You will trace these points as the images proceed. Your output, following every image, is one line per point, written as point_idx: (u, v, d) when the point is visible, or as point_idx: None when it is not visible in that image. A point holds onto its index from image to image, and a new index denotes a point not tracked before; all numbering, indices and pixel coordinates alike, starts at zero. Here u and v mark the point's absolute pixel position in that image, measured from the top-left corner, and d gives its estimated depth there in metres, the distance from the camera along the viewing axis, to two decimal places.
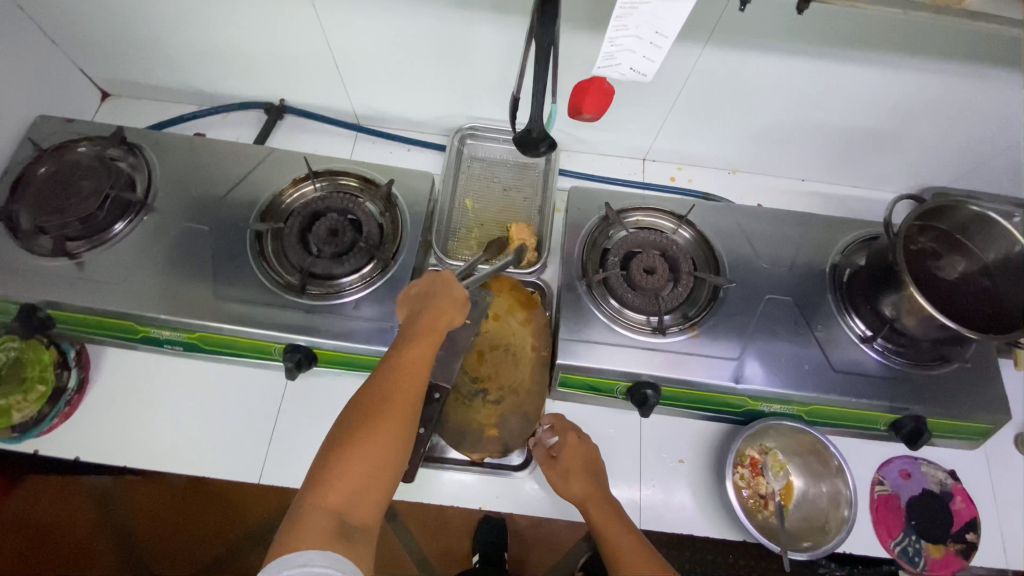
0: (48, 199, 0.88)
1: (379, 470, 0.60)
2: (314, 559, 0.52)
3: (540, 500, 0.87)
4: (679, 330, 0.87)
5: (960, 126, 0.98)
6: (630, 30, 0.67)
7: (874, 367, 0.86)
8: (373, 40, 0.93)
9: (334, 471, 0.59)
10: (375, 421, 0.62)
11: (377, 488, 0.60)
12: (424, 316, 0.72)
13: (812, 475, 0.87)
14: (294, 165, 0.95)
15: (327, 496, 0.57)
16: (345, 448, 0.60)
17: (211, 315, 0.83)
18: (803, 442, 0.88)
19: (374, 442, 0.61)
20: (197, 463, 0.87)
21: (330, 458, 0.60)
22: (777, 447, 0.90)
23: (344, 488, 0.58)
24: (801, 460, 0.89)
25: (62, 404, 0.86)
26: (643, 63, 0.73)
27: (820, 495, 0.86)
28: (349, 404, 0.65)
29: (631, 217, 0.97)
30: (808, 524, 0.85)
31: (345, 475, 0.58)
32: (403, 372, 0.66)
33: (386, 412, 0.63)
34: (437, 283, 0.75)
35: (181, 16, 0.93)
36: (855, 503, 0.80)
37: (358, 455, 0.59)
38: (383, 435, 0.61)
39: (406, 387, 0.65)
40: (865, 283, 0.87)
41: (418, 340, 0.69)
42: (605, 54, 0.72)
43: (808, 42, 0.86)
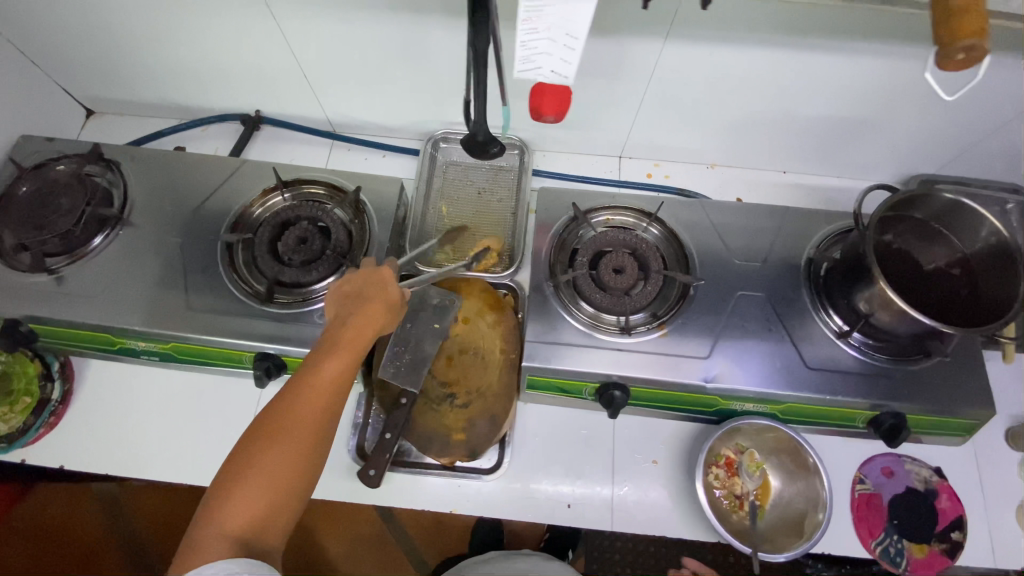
0: (28, 217, 0.91)
1: (286, 489, 0.62)
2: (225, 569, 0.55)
3: (511, 502, 0.86)
4: (647, 329, 0.86)
5: (941, 111, 0.94)
6: (542, 33, 0.58)
7: (851, 363, 0.84)
8: (337, 48, 0.94)
9: (238, 491, 0.61)
10: (285, 443, 0.63)
11: (283, 505, 0.62)
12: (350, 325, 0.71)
13: (787, 474, 0.86)
14: (264, 175, 0.97)
15: (232, 515, 0.60)
16: (250, 468, 0.61)
17: (182, 325, 0.85)
18: (777, 440, 0.86)
19: (282, 464, 0.62)
20: (176, 469, 0.89)
21: (235, 477, 0.61)
22: (753, 447, 0.88)
23: (250, 508, 0.60)
24: (776, 459, 0.87)
25: (46, 414, 0.89)
26: (562, 67, 0.62)
27: (795, 495, 0.84)
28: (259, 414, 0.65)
29: (600, 216, 0.95)
30: (783, 524, 0.83)
31: (250, 496, 0.60)
32: (317, 390, 0.66)
33: (295, 433, 0.64)
34: (371, 288, 0.76)
35: (151, 33, 0.95)
36: (830, 506, 0.78)
37: (266, 476, 0.61)
38: (292, 456, 0.63)
39: (319, 406, 0.66)
40: (840, 278, 0.85)
41: (337, 354, 0.69)
42: (519, 58, 0.61)
43: (772, 32, 0.84)
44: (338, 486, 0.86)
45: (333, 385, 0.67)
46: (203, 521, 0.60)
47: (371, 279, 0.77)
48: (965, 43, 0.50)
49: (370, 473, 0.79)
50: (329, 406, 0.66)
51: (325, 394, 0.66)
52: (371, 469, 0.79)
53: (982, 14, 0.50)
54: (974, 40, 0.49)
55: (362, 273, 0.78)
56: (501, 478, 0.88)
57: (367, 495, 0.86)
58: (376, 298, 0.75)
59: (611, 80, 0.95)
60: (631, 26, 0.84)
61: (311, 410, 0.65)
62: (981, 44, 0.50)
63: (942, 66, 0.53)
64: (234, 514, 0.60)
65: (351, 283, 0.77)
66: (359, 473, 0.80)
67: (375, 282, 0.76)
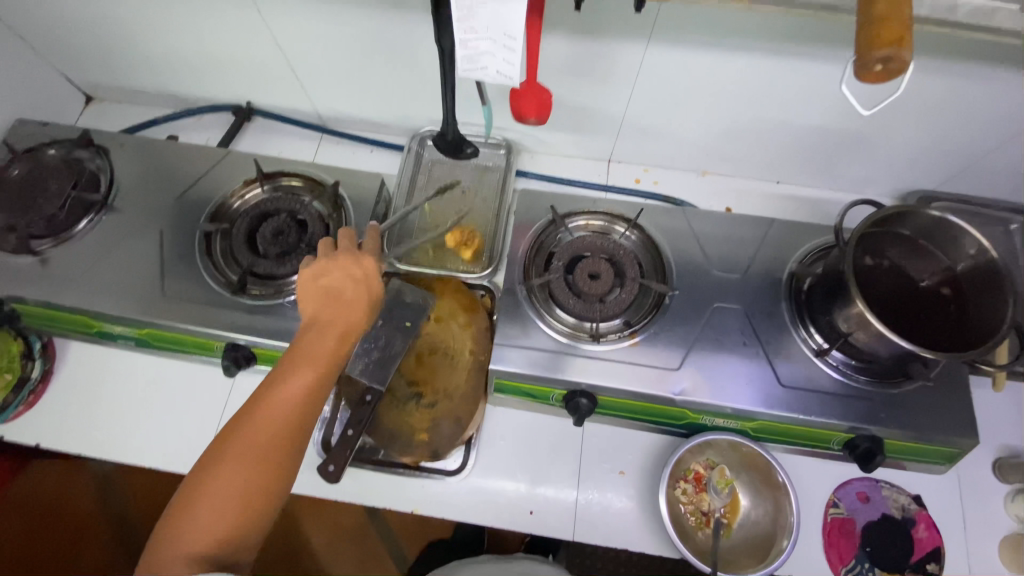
0: (17, 199, 0.93)
1: (254, 501, 0.63)
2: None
3: (472, 506, 0.85)
4: (618, 337, 0.84)
5: (939, 125, 0.91)
6: (480, 33, 0.58)
7: (828, 382, 0.81)
8: (323, 43, 0.95)
9: (205, 503, 0.61)
10: (253, 456, 0.63)
11: (261, 508, 0.64)
12: (327, 326, 0.71)
13: (757, 493, 0.84)
14: (247, 166, 0.97)
15: (199, 527, 0.61)
16: (217, 481, 0.62)
17: (157, 312, 0.86)
18: (748, 456, 0.84)
19: (251, 477, 0.63)
20: (146, 452, 0.90)
21: (202, 489, 0.62)
22: (724, 463, 0.86)
23: (216, 521, 0.61)
24: (747, 477, 0.85)
25: (26, 392, 0.91)
26: (507, 69, 0.61)
27: (763, 516, 0.82)
28: (228, 425, 0.66)
29: (578, 221, 0.94)
30: (749, 545, 0.81)
31: (217, 508, 0.61)
32: (288, 400, 0.66)
33: (263, 446, 0.64)
34: (349, 285, 0.75)
35: (143, 22, 0.97)
36: (795, 534, 0.75)
37: (233, 489, 0.62)
38: (260, 470, 0.63)
39: (288, 418, 0.66)
40: (821, 294, 0.82)
41: (308, 364, 0.68)
42: (461, 57, 0.61)
43: (756, 38, 0.81)
44: (302, 479, 0.87)
45: (303, 397, 0.67)
46: (178, 527, 0.61)
47: (349, 273, 0.75)
48: (881, 52, 0.47)
49: (329, 469, 0.78)
50: (299, 419, 0.66)
51: (294, 407, 0.66)
52: (331, 465, 0.79)
53: (902, 25, 0.47)
54: (890, 49, 0.46)
55: (340, 267, 0.76)
56: (464, 480, 0.87)
57: (330, 489, 0.87)
58: (352, 303, 0.74)
59: (595, 82, 0.93)
60: (613, 28, 0.83)
61: (280, 423, 0.65)
62: (898, 54, 0.47)
63: (860, 77, 0.50)
64: (201, 526, 0.61)
65: (330, 276, 0.75)
66: (319, 468, 0.79)
67: (353, 281, 0.75)
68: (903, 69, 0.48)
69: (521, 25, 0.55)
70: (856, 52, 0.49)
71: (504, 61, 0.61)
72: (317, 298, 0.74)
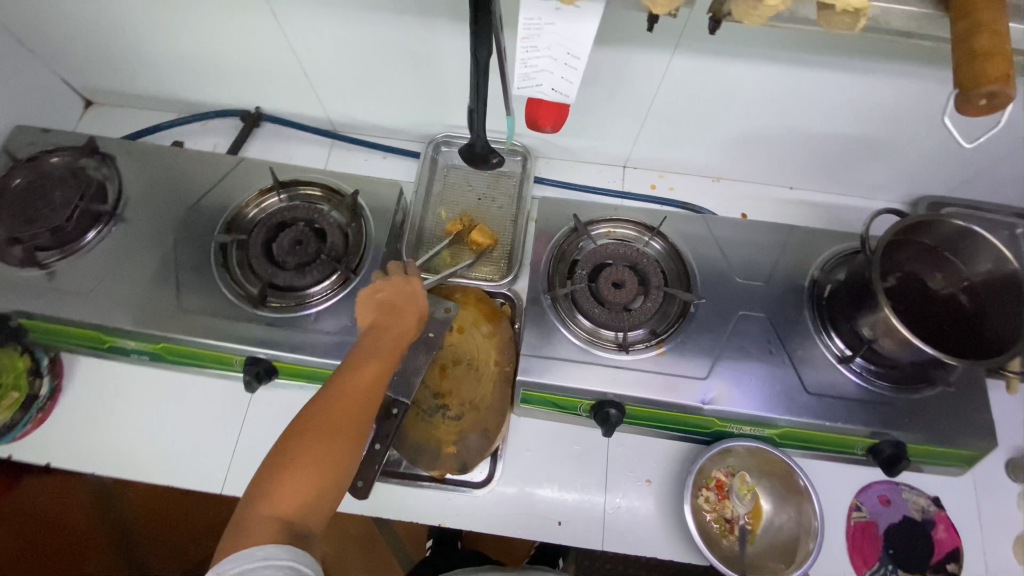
0: (19, 210, 0.89)
1: (326, 485, 0.62)
2: (273, 553, 0.55)
3: (500, 517, 0.85)
4: (646, 347, 0.84)
5: (954, 134, 0.92)
6: (542, 51, 0.57)
7: (850, 388, 0.82)
8: (339, 49, 0.93)
9: (281, 485, 0.60)
10: (327, 440, 0.63)
11: (328, 498, 0.62)
12: (387, 332, 0.74)
13: (778, 499, 0.84)
14: (262, 174, 0.95)
15: (274, 509, 0.59)
16: (293, 460, 0.61)
17: (174, 327, 0.83)
18: (771, 461, 0.85)
19: (325, 460, 0.62)
20: (161, 470, 0.88)
21: (278, 470, 0.61)
22: (745, 469, 0.86)
23: (291, 502, 0.60)
24: (767, 480, 0.86)
25: (34, 410, 0.88)
26: (565, 86, 0.60)
27: (786, 523, 0.82)
28: (298, 415, 0.66)
29: (601, 228, 0.94)
30: (771, 551, 0.81)
31: (293, 489, 0.60)
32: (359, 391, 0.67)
33: (335, 430, 0.64)
34: (405, 295, 0.78)
35: (151, 27, 0.94)
36: (821, 536, 0.78)
37: (312, 466, 0.61)
38: (334, 453, 0.63)
39: (358, 409, 0.66)
40: (844, 301, 0.83)
41: (375, 360, 0.70)
42: (519, 74, 0.60)
43: (780, 48, 0.82)
44: None
45: (372, 389, 0.68)
46: (249, 515, 0.59)
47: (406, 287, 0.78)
48: (988, 88, 0.47)
49: (357, 484, 0.77)
50: (368, 410, 0.67)
51: (363, 397, 0.67)
52: (359, 480, 0.77)
53: (1006, 60, 0.47)
54: (998, 86, 0.46)
55: (393, 282, 0.78)
56: (490, 492, 0.86)
57: (354, 505, 0.85)
58: (408, 310, 0.76)
59: (616, 90, 0.93)
60: (638, 37, 0.82)
61: (351, 410, 0.66)
62: (1004, 91, 0.47)
63: (962, 111, 0.50)
64: (276, 507, 0.59)
65: (386, 290, 0.78)
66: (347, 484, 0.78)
67: (409, 293, 0.78)
68: (1006, 104, 0.48)
69: (588, 46, 0.54)
70: (957, 85, 0.49)
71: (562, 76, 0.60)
72: (376, 310, 0.77)
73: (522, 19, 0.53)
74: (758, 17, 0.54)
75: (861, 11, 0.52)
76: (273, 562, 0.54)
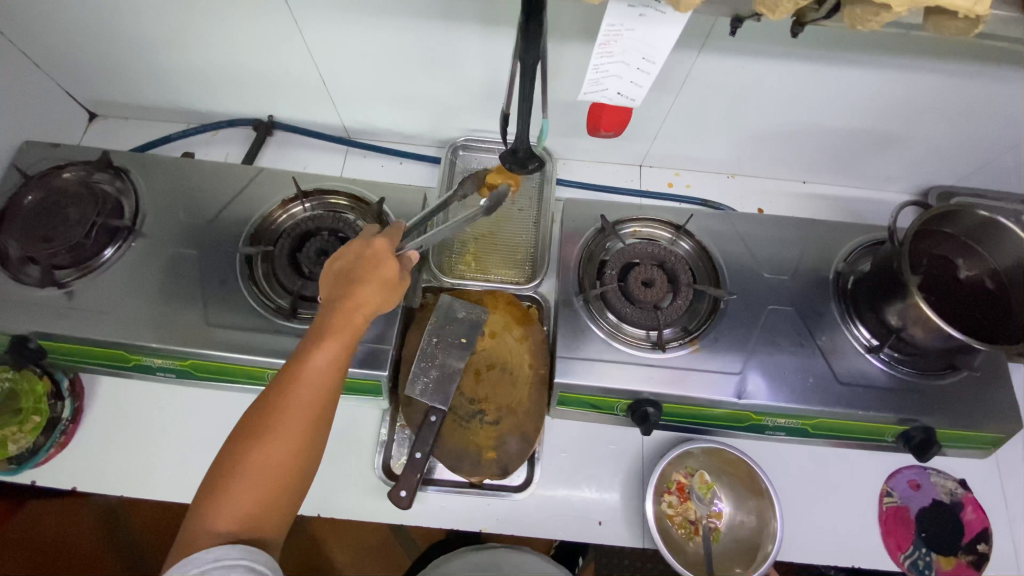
0: (35, 228, 0.87)
1: (284, 477, 0.60)
2: (226, 554, 0.54)
3: (541, 520, 0.85)
4: (679, 345, 0.85)
5: (967, 126, 0.95)
6: (616, 56, 0.62)
7: (880, 377, 0.84)
8: (361, 56, 0.92)
9: (235, 481, 0.58)
10: (279, 430, 0.60)
11: (284, 494, 0.60)
12: (339, 309, 0.67)
13: (738, 496, 0.86)
14: (283, 185, 0.94)
15: (230, 505, 0.58)
16: (241, 458, 0.59)
17: (202, 343, 0.82)
18: (725, 459, 0.87)
19: (278, 452, 0.59)
20: (189, 489, 0.86)
21: (228, 468, 0.59)
22: (702, 467, 0.88)
23: (247, 498, 0.58)
24: (725, 478, 0.87)
25: (57, 433, 0.85)
26: (632, 89, 0.67)
27: (747, 520, 0.84)
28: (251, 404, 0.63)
29: (627, 228, 0.95)
30: (738, 548, 0.83)
31: (249, 485, 0.58)
32: (308, 382, 0.62)
33: (286, 418, 0.61)
34: (360, 268, 0.70)
35: (166, 36, 0.92)
36: (780, 537, 0.78)
37: (257, 465, 0.59)
38: (288, 444, 0.60)
39: (311, 395, 0.62)
40: (868, 291, 0.85)
41: (330, 338, 0.64)
42: (589, 80, 0.66)
43: (805, 46, 0.83)
44: (363, 506, 0.84)
45: (325, 373, 0.63)
46: (201, 513, 0.58)
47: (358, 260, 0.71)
48: None
49: (400, 495, 0.76)
50: (321, 395, 0.63)
51: (315, 382, 0.62)
52: (403, 490, 0.76)
53: None
54: None
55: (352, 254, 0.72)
56: (530, 495, 0.86)
57: (394, 515, 0.84)
58: (367, 279, 0.68)
59: None
60: None
61: (301, 397, 0.61)
62: None
63: None
64: (232, 504, 0.58)
65: (343, 263, 0.71)
66: (390, 495, 0.76)
67: (367, 261, 0.70)
68: None
69: (663, 50, 0.60)
70: None
71: (631, 82, 0.66)
72: (333, 282, 0.70)
73: (605, 25, 0.59)
74: (874, 23, 0.57)
75: (980, 18, 0.55)
76: (227, 562, 0.54)
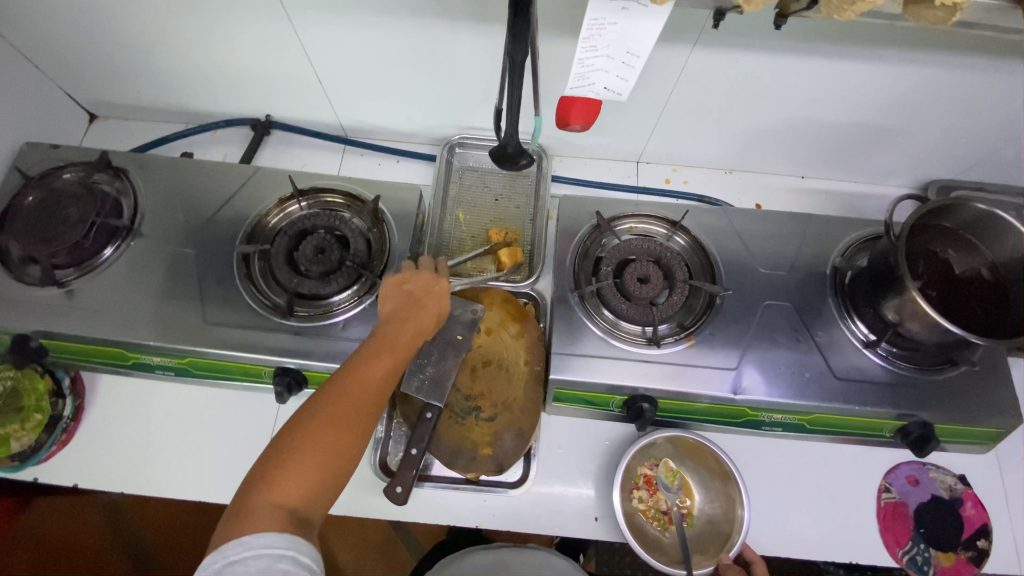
0: (35, 228, 0.88)
1: (333, 471, 0.61)
2: (274, 542, 0.54)
3: (536, 516, 0.85)
4: (675, 340, 0.85)
5: (966, 119, 0.94)
6: (601, 51, 0.64)
7: (878, 373, 0.84)
8: (355, 55, 0.93)
9: (291, 468, 0.59)
10: (339, 427, 0.62)
11: (331, 488, 0.61)
12: (405, 325, 0.71)
13: (704, 476, 0.86)
14: (280, 184, 0.95)
15: (284, 491, 0.58)
16: (300, 446, 0.60)
17: (200, 340, 0.82)
18: (685, 444, 0.87)
19: (337, 446, 0.61)
20: (186, 485, 0.86)
21: (283, 455, 0.59)
22: (666, 456, 0.88)
23: (300, 486, 0.58)
24: (688, 462, 0.87)
25: (59, 431, 0.86)
26: (617, 83, 0.69)
27: (716, 500, 0.84)
28: (307, 399, 0.63)
29: (623, 224, 0.95)
30: (713, 529, 0.83)
31: (306, 474, 0.59)
32: (372, 384, 0.65)
33: (345, 418, 0.62)
34: (427, 290, 0.75)
35: (162, 37, 0.92)
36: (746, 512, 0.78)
37: (315, 454, 0.60)
38: (347, 441, 0.62)
39: (371, 398, 0.65)
40: (865, 286, 0.84)
41: (393, 349, 0.68)
42: (575, 75, 0.68)
43: (799, 40, 0.82)
44: (358, 502, 0.84)
45: (385, 381, 0.66)
46: (251, 496, 0.57)
47: (426, 282, 0.76)
48: None
49: (396, 490, 0.76)
50: (378, 398, 0.66)
51: (376, 387, 0.65)
52: (398, 486, 0.76)
53: None
54: None
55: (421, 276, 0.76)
56: (526, 492, 0.86)
57: (389, 511, 0.85)
58: (431, 305, 0.74)
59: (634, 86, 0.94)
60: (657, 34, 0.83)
61: (361, 400, 0.64)
62: None
63: None
64: (285, 489, 0.58)
65: (410, 283, 0.76)
66: (385, 491, 0.76)
67: (433, 288, 0.75)
68: None
69: (647, 43, 0.61)
70: None
71: (615, 76, 0.68)
72: (396, 301, 0.74)
73: (586, 22, 0.59)
74: (850, 13, 0.56)
75: (957, 5, 0.54)
76: (275, 551, 0.53)
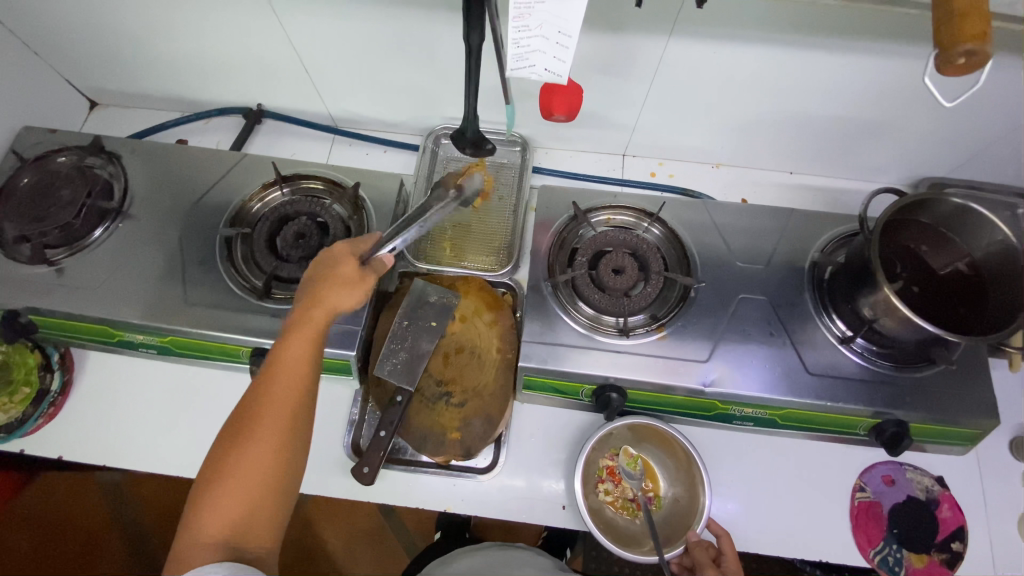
0: (29, 209, 0.91)
1: (264, 487, 0.62)
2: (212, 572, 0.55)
3: (504, 502, 0.86)
4: (646, 331, 0.85)
5: (955, 114, 0.92)
6: (534, 30, 0.64)
7: (854, 369, 0.82)
8: (338, 45, 0.94)
9: (216, 495, 0.61)
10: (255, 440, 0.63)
11: (267, 505, 0.62)
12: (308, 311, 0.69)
13: (664, 456, 0.87)
14: (264, 170, 0.97)
15: (214, 517, 0.60)
16: (224, 471, 0.62)
17: (180, 319, 0.85)
18: (640, 428, 0.87)
19: (257, 461, 0.62)
20: (165, 460, 0.89)
21: (212, 483, 0.61)
22: (624, 442, 0.89)
23: (230, 509, 0.60)
24: (646, 444, 0.88)
25: (45, 405, 0.89)
26: (556, 65, 0.68)
27: (680, 479, 0.85)
28: (228, 423, 0.66)
29: (600, 215, 0.95)
30: (679, 506, 0.83)
31: (232, 498, 0.61)
32: (283, 389, 0.65)
33: (262, 433, 0.63)
34: (329, 270, 0.73)
35: (153, 27, 0.95)
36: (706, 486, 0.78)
37: (239, 476, 0.61)
38: (267, 453, 0.62)
39: (288, 401, 0.65)
40: (843, 282, 0.83)
41: (295, 347, 0.67)
42: (512, 55, 0.67)
43: (776, 30, 0.82)
44: (330, 483, 0.86)
45: (296, 380, 0.66)
46: (188, 530, 0.60)
47: (328, 266, 0.74)
48: (965, 46, 0.52)
49: (363, 471, 0.78)
50: (293, 398, 0.65)
51: (289, 389, 0.65)
52: (365, 466, 0.78)
53: (982, 18, 0.51)
54: (974, 43, 0.51)
55: (327, 258, 0.75)
56: (495, 478, 0.87)
57: (360, 492, 0.86)
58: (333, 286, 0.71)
59: (612, 77, 0.94)
60: (633, 24, 0.83)
61: (277, 408, 0.64)
62: (980, 49, 0.52)
63: (947, 69, 0.55)
64: (215, 518, 0.60)
65: (316, 270, 0.74)
66: (353, 471, 0.78)
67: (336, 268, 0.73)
68: (984, 61, 0.53)
69: (576, 21, 0.62)
70: (939, 45, 0.54)
71: (553, 58, 0.68)
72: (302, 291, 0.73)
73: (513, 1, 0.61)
74: None
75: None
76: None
